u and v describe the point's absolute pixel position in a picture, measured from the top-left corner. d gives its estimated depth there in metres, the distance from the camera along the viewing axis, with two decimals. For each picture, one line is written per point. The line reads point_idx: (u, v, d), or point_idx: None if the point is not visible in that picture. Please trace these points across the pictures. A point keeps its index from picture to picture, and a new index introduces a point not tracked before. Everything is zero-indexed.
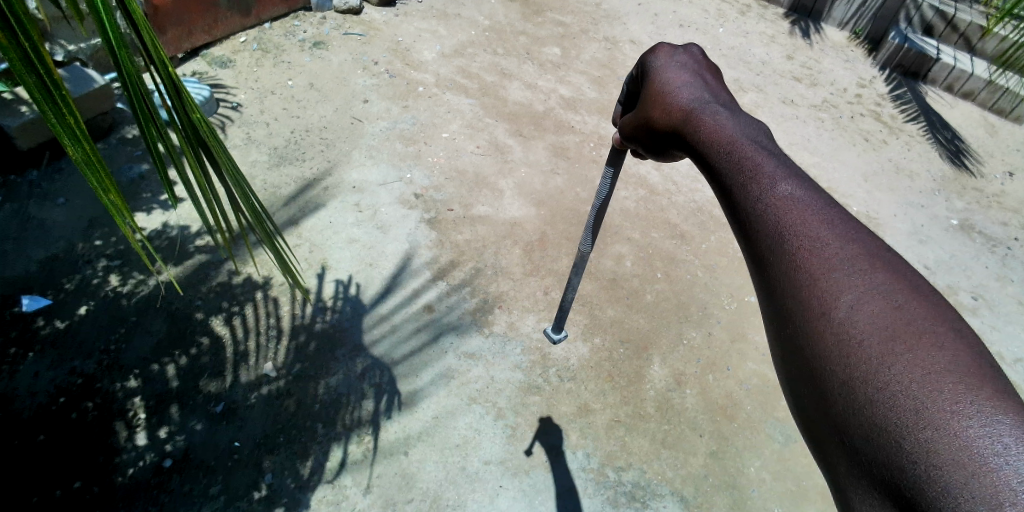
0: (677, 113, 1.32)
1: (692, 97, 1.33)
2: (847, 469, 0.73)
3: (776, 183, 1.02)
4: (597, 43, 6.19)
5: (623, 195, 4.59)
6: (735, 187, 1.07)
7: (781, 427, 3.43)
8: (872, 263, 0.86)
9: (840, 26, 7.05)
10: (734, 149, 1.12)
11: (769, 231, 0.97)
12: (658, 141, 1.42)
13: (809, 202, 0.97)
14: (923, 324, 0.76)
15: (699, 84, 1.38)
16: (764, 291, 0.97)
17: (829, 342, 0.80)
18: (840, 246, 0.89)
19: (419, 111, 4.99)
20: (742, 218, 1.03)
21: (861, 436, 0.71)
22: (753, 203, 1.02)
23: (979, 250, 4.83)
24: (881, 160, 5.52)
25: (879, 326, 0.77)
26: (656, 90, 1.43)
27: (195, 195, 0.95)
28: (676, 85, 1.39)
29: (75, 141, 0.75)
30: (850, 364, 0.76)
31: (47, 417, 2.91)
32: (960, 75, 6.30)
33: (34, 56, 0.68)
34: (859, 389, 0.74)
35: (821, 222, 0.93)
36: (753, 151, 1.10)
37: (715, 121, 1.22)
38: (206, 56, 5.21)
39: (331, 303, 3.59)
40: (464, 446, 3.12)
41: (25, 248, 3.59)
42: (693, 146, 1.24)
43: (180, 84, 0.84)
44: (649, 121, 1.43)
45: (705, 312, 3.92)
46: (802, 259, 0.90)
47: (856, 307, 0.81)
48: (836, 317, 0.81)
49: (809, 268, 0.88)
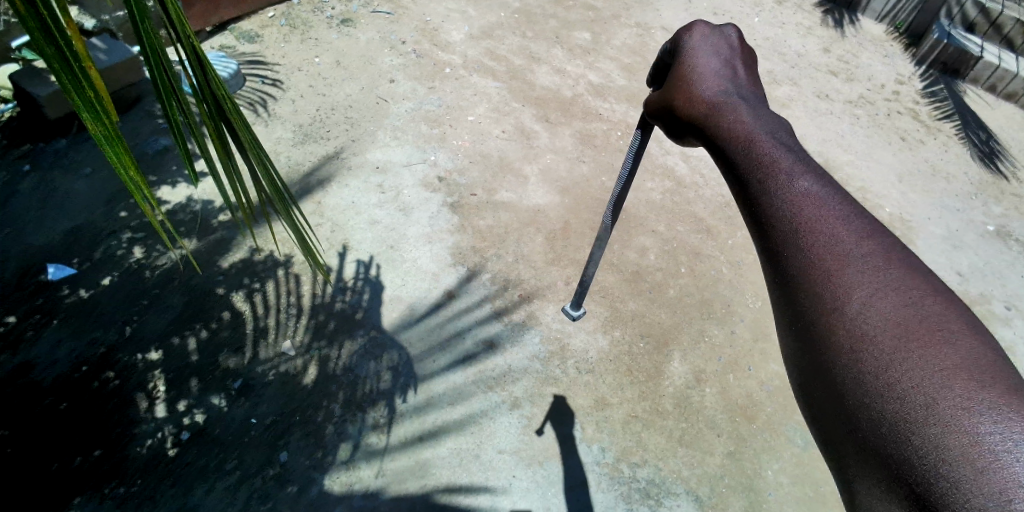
0: (697, 103, 1.25)
1: (714, 83, 1.26)
2: (857, 468, 0.70)
3: (791, 173, 0.96)
4: (628, 29, 6.03)
5: (649, 185, 4.50)
6: (751, 177, 1.01)
7: (802, 432, 3.36)
8: (885, 257, 0.82)
9: (879, 19, 6.79)
10: (753, 138, 1.06)
11: (784, 220, 0.91)
12: (676, 129, 1.34)
13: (826, 196, 0.92)
14: (935, 320, 0.72)
15: (723, 69, 1.31)
16: (773, 285, 0.92)
17: (843, 338, 0.76)
18: (854, 241, 0.85)
19: (445, 93, 4.94)
20: (756, 209, 0.97)
21: (873, 430, 0.68)
22: (767, 194, 0.96)
23: (1017, 258, 4.65)
24: (917, 159, 5.32)
25: (895, 323, 0.73)
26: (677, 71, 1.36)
27: (217, 173, 0.92)
28: (702, 73, 1.32)
29: (94, 113, 0.72)
30: (864, 359, 0.73)
31: (69, 385, 2.97)
32: (1005, 74, 6.02)
33: (53, 25, 0.66)
34: (873, 386, 0.70)
35: (837, 215, 0.89)
36: (771, 141, 1.04)
37: (736, 110, 1.16)
38: (234, 30, 5.23)
39: (351, 283, 3.60)
40: (480, 434, 3.11)
41: (53, 218, 3.65)
42: (708, 134, 1.17)
43: (205, 58, 0.80)
44: (668, 105, 1.35)
45: (728, 309, 3.84)
46: (815, 251, 0.86)
47: (869, 301, 0.77)
48: (848, 311, 0.77)
49: (820, 259, 0.84)
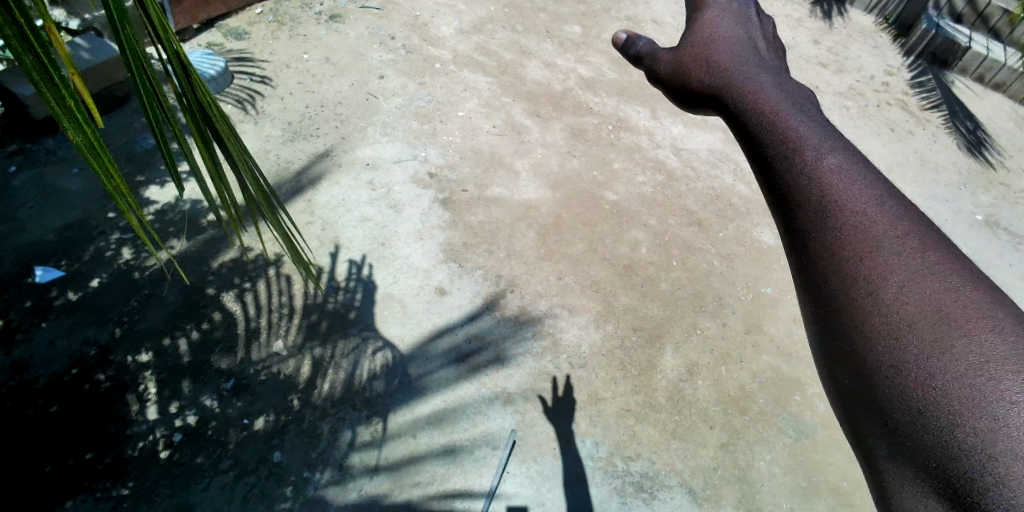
0: (714, 74, 1.09)
1: (733, 54, 1.10)
2: (889, 458, 0.63)
3: (819, 151, 0.84)
4: (619, 22, 6.01)
5: (641, 179, 4.51)
6: (770, 152, 0.89)
7: (794, 422, 3.38)
8: (922, 238, 0.72)
9: (868, 10, 6.80)
10: (773, 113, 0.93)
11: (809, 199, 0.80)
12: (681, 97, 1.15)
13: (853, 172, 0.81)
14: (979, 306, 0.63)
15: (742, 37, 1.15)
16: (793, 266, 0.81)
17: (877, 323, 0.66)
18: (886, 220, 0.74)
19: (435, 88, 4.91)
20: (775, 185, 0.86)
21: (908, 420, 0.61)
22: (789, 170, 0.84)
23: (1004, 248, 4.69)
24: (906, 150, 5.36)
25: (935, 309, 0.64)
26: (693, 38, 1.17)
27: (203, 177, 0.89)
28: (723, 41, 1.13)
29: (77, 123, 0.70)
30: (901, 345, 0.64)
31: (60, 388, 2.94)
32: (993, 64, 6.04)
33: (30, 33, 0.63)
34: (911, 375, 0.62)
35: (866, 194, 0.78)
36: (792, 114, 0.92)
37: (754, 83, 1.02)
38: (221, 27, 5.18)
39: (343, 282, 3.58)
40: (474, 431, 3.11)
41: (42, 218, 3.61)
42: (727, 109, 1.02)
43: (187, 61, 0.78)
44: (674, 71, 1.17)
45: (720, 302, 3.86)
46: (842, 231, 0.75)
47: (907, 286, 0.67)
48: (883, 296, 0.67)
49: (850, 238, 0.74)
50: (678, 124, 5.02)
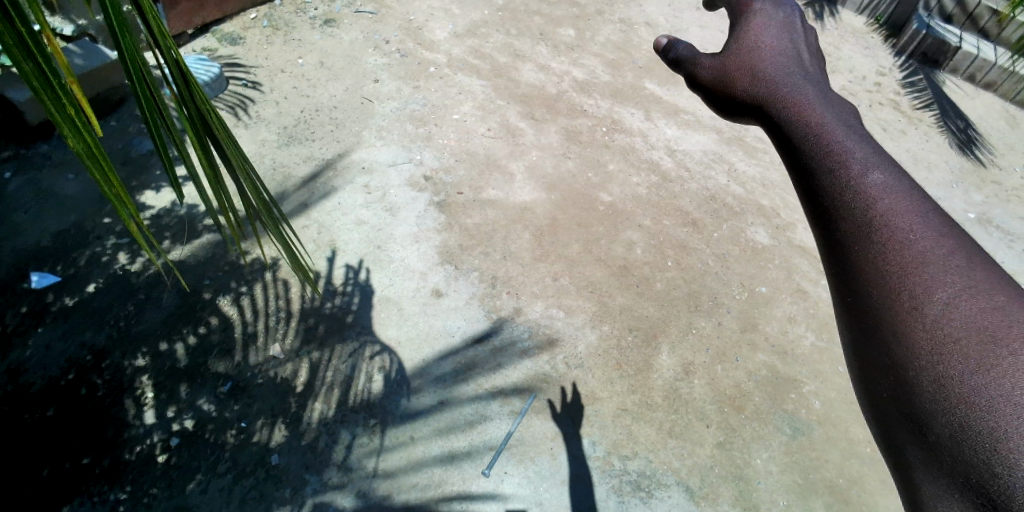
0: (760, 84, 1.06)
1: (783, 70, 1.06)
2: (928, 479, 0.58)
3: (865, 170, 0.81)
4: (612, 24, 6.05)
5: (635, 180, 4.53)
6: (815, 168, 0.86)
7: (790, 419, 3.40)
8: (973, 257, 0.67)
9: (859, 11, 6.85)
10: (818, 130, 0.91)
11: (853, 216, 0.77)
12: (721, 104, 1.13)
13: (901, 192, 0.77)
14: None
15: (794, 55, 1.11)
16: (835, 283, 0.78)
17: (921, 337, 0.62)
18: (934, 237, 0.70)
19: (430, 92, 4.93)
20: (819, 202, 0.83)
21: (949, 437, 0.56)
22: (833, 187, 0.82)
23: (997, 245, 4.74)
24: (898, 150, 5.40)
25: (984, 323, 0.59)
26: (744, 49, 1.14)
27: (201, 181, 0.90)
28: (771, 55, 1.10)
29: (76, 129, 0.70)
30: (945, 359, 0.59)
31: (57, 393, 2.94)
32: (983, 64, 6.10)
33: (31, 41, 0.64)
34: (953, 391, 0.57)
35: (914, 213, 0.74)
36: (838, 132, 0.89)
37: (802, 99, 0.99)
38: (217, 32, 5.20)
39: (340, 286, 3.59)
40: (471, 432, 3.12)
41: (37, 224, 3.60)
42: (773, 124, 0.99)
43: (185, 69, 0.79)
44: (718, 80, 1.14)
45: (716, 301, 3.88)
46: (887, 246, 0.72)
47: (954, 300, 0.63)
48: (927, 310, 0.64)
49: (893, 252, 0.71)
50: (672, 125, 5.05)
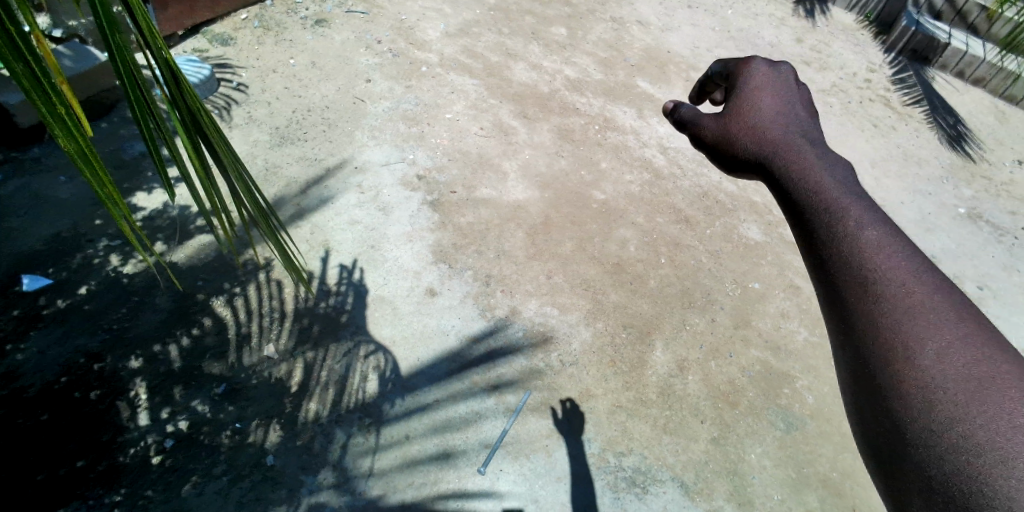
0: (760, 144, 1.12)
1: (782, 130, 1.12)
2: None
3: (861, 216, 0.86)
4: (604, 23, 6.06)
5: (628, 178, 4.55)
6: (810, 220, 0.91)
7: (783, 414, 3.42)
8: (955, 307, 0.73)
9: (849, 8, 6.89)
10: (813, 184, 0.96)
11: (846, 264, 0.82)
12: (726, 163, 1.19)
13: (889, 242, 0.82)
14: (1010, 377, 0.64)
15: (792, 114, 1.16)
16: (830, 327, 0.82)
17: (911, 385, 0.68)
18: (921, 287, 0.76)
19: (422, 91, 4.93)
20: (814, 251, 0.88)
21: (939, 480, 0.61)
22: (827, 237, 0.86)
23: (986, 240, 4.78)
24: (889, 146, 5.44)
25: (967, 374, 0.65)
26: (745, 112, 1.20)
27: (194, 181, 0.90)
28: (771, 115, 1.16)
29: (67, 130, 0.70)
30: (933, 406, 0.65)
31: (50, 397, 2.91)
32: (972, 60, 6.16)
33: (20, 41, 0.64)
34: (942, 438, 0.62)
35: (901, 263, 0.79)
36: (831, 185, 0.94)
37: (801, 156, 1.04)
38: (207, 33, 5.16)
39: (334, 285, 3.59)
40: (466, 430, 3.12)
41: (27, 227, 3.57)
42: (773, 177, 1.06)
43: (177, 69, 0.79)
44: (720, 138, 1.21)
45: (709, 298, 3.89)
46: (879, 295, 0.77)
47: (940, 350, 0.68)
48: (917, 360, 0.69)
49: (885, 303, 0.76)
50: (665, 123, 5.07)
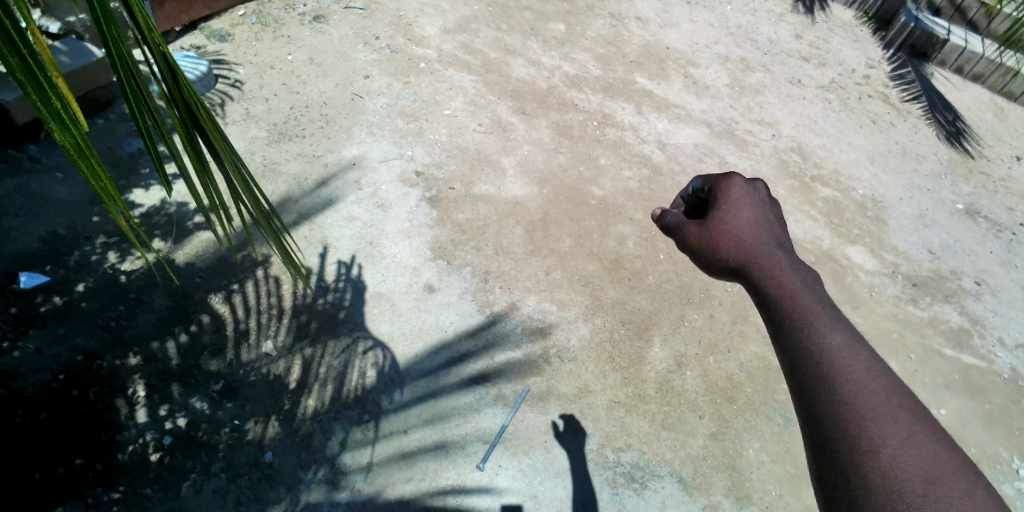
0: (741, 246, 1.17)
1: (764, 238, 1.18)
2: None
3: (826, 319, 0.92)
4: (603, 19, 6.05)
5: (627, 174, 4.55)
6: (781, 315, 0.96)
7: (781, 410, 3.43)
8: (907, 407, 0.80)
9: (848, 4, 6.88)
10: (784, 286, 1.02)
11: (812, 361, 0.86)
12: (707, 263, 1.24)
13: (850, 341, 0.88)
14: (957, 480, 0.71)
15: (771, 225, 1.23)
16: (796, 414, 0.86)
17: (875, 480, 0.72)
18: (878, 385, 0.82)
19: (420, 88, 4.92)
20: (784, 344, 0.92)
21: None
22: (797, 333, 0.91)
23: (984, 235, 4.79)
24: (888, 141, 5.43)
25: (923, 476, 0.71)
26: (730, 217, 1.25)
27: (191, 177, 0.89)
28: (753, 224, 1.22)
29: (63, 125, 0.69)
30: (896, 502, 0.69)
31: (48, 395, 2.90)
32: (971, 56, 6.16)
33: (14, 34, 0.63)
34: None
35: (862, 362, 0.85)
36: (799, 288, 1.00)
37: (776, 263, 1.09)
38: (204, 29, 5.14)
39: (332, 282, 3.58)
40: (464, 426, 3.13)
41: (24, 225, 3.55)
42: (748, 275, 1.11)
43: (174, 64, 0.79)
44: (704, 240, 1.26)
45: (707, 294, 3.90)
46: (845, 391, 0.81)
47: (898, 450, 0.74)
48: (880, 456, 0.74)
49: (851, 399, 0.80)
50: (663, 120, 5.07)
